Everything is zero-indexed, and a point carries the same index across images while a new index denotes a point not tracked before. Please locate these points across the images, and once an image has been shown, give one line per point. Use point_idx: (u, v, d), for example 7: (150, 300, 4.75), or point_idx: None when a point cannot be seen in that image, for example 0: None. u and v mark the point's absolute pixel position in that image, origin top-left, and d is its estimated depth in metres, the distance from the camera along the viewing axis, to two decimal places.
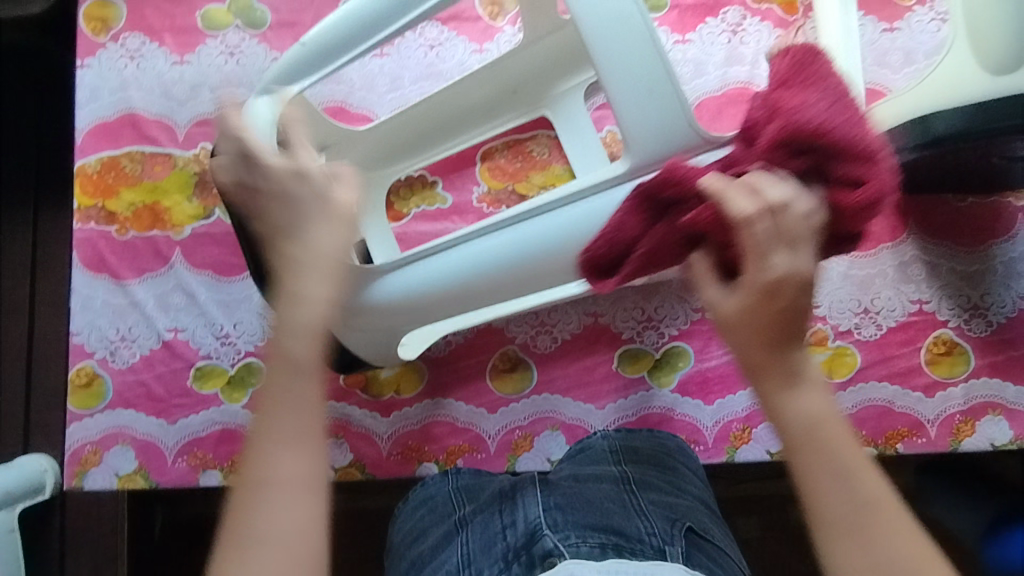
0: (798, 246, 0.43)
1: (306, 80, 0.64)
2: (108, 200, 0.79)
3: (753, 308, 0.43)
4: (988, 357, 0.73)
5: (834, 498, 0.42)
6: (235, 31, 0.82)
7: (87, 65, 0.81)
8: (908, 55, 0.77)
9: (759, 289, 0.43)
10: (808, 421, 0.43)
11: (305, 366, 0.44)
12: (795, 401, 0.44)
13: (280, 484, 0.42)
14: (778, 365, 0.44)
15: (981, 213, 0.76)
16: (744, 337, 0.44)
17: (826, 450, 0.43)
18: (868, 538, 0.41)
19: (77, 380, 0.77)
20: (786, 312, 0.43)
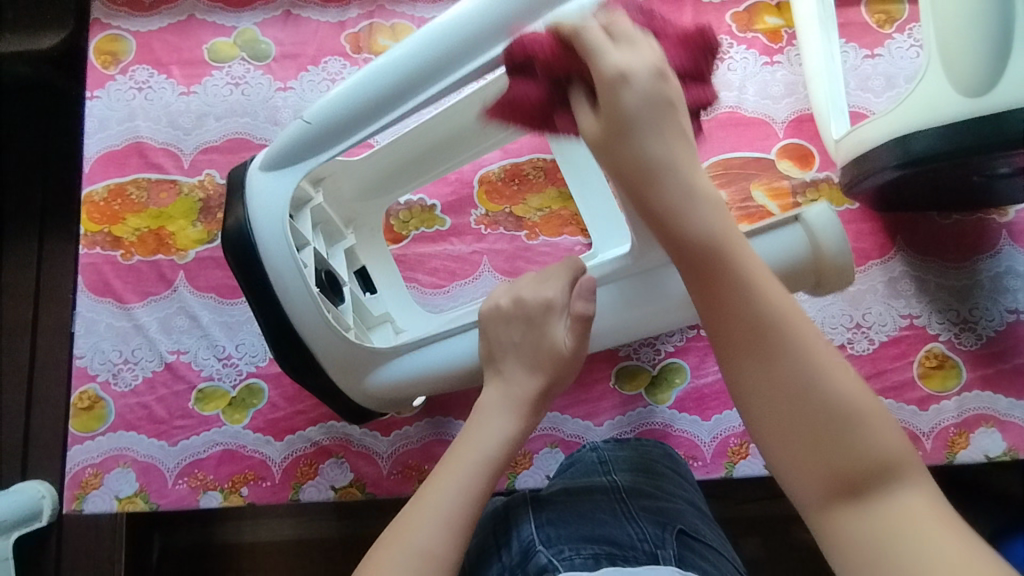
0: (635, 45, 0.45)
1: (312, 158, 0.61)
2: (115, 226, 0.81)
3: (616, 115, 0.45)
4: (979, 370, 0.74)
5: (727, 318, 0.41)
6: (240, 63, 0.85)
7: (96, 96, 0.84)
8: (889, 79, 0.80)
9: (609, 83, 0.44)
10: (702, 245, 0.42)
11: (499, 432, 0.52)
12: (692, 220, 0.43)
13: (439, 514, 0.46)
14: (655, 179, 0.44)
15: (965, 230, 0.78)
16: (622, 157, 0.45)
17: (732, 262, 0.42)
18: (774, 347, 0.40)
19: (80, 403, 0.77)
20: (635, 110, 0.44)
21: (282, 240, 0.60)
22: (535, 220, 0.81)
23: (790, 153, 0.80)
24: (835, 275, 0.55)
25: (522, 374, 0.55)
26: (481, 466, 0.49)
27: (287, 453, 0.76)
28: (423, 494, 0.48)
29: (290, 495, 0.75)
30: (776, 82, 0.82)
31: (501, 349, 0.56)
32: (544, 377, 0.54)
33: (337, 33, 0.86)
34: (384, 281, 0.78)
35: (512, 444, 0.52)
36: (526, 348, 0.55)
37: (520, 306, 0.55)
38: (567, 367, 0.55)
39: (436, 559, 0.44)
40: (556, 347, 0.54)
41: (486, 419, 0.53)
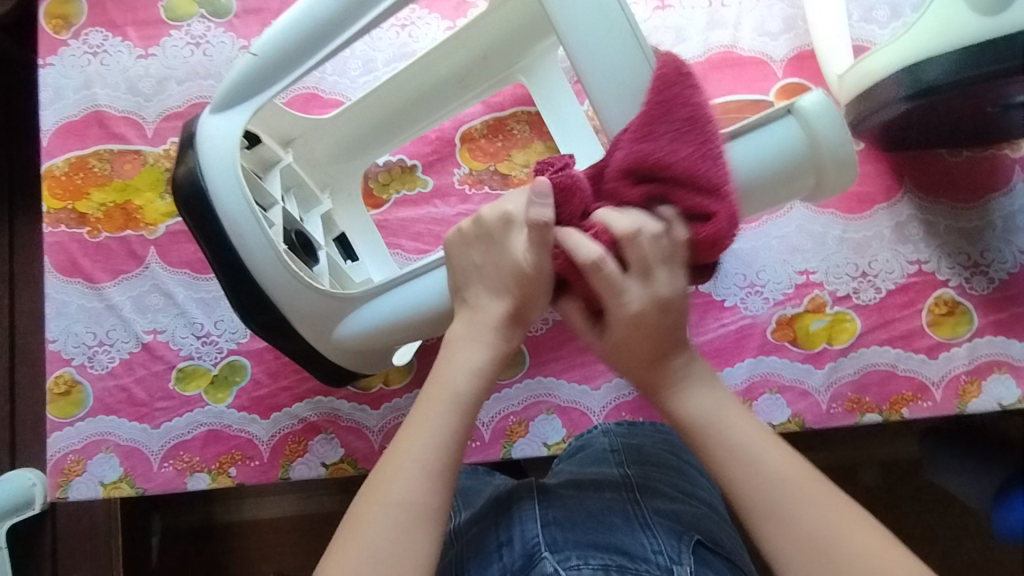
0: (652, 273, 0.47)
1: (264, 93, 0.57)
2: (78, 202, 0.77)
3: (634, 328, 0.47)
4: (991, 316, 0.71)
5: (734, 478, 0.45)
6: (199, 21, 0.79)
7: (50, 64, 0.79)
8: (894, 9, 0.75)
9: (626, 324, 0.47)
10: (696, 417, 0.47)
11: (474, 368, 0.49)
12: (689, 401, 0.48)
13: (419, 466, 0.45)
14: (667, 378, 0.49)
15: (976, 168, 0.74)
16: (629, 358, 0.49)
17: (725, 436, 0.46)
18: (776, 504, 0.43)
19: (56, 389, 0.74)
20: (653, 329, 0.47)
21: (236, 188, 0.57)
22: (521, 177, 0.77)
23: (791, 94, 0.75)
24: (836, 173, 0.54)
25: (490, 299, 0.51)
26: (453, 410, 0.47)
27: (275, 431, 0.73)
28: (400, 445, 0.46)
29: (280, 473, 0.73)
30: (772, 18, 0.77)
31: (467, 277, 0.53)
32: (510, 298, 0.50)
33: None
34: (366, 248, 0.74)
35: (484, 376, 0.49)
36: (489, 271, 0.51)
37: (478, 225, 0.52)
38: (535, 286, 0.49)
39: (417, 506, 0.44)
40: (517, 263, 0.49)
41: (454, 351, 0.50)
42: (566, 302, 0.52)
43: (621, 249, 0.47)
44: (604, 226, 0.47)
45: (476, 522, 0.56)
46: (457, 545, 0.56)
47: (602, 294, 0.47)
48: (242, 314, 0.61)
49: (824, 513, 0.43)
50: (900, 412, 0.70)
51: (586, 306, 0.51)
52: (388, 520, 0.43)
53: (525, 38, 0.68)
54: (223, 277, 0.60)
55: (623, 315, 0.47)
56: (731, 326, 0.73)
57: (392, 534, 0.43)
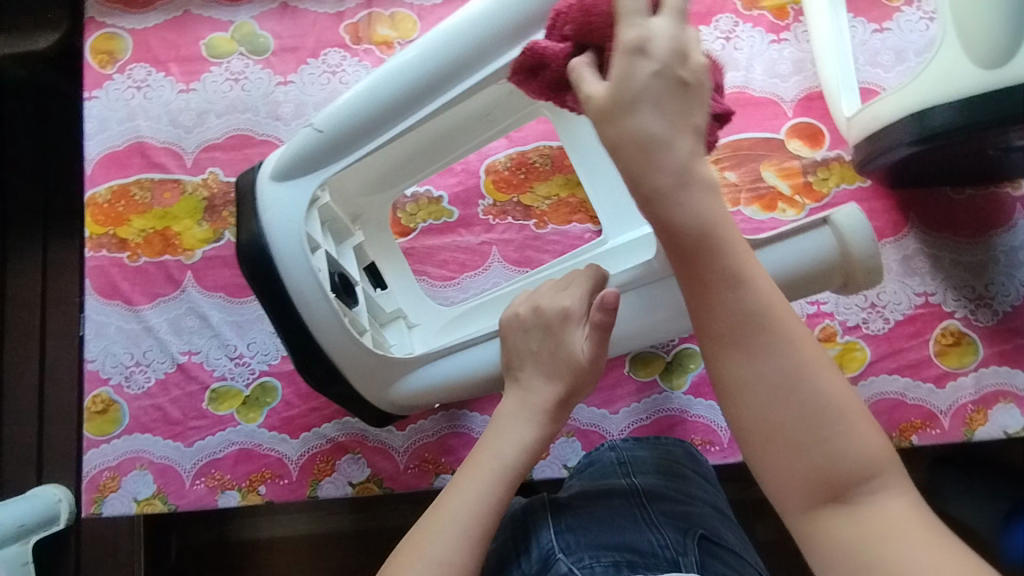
0: (672, 23, 0.42)
1: (325, 172, 0.60)
2: (119, 228, 0.80)
3: (632, 84, 0.41)
4: (995, 347, 0.74)
5: (715, 304, 0.41)
6: (239, 58, 0.84)
7: (95, 97, 0.83)
8: (899, 54, 0.79)
9: (631, 56, 0.41)
10: (693, 227, 0.41)
11: (521, 443, 0.52)
12: (698, 202, 0.41)
13: (462, 529, 0.47)
14: (668, 163, 0.41)
15: (979, 205, 0.77)
16: (627, 120, 0.42)
17: (722, 252, 0.41)
18: (751, 341, 0.40)
19: (94, 407, 0.77)
20: (662, 86, 0.41)
21: (301, 256, 0.59)
22: (543, 209, 0.80)
23: (801, 132, 0.79)
24: (864, 276, 0.55)
25: (541, 383, 0.54)
26: (498, 479, 0.49)
27: (303, 450, 0.76)
28: (442, 506, 0.48)
29: (308, 492, 0.75)
30: (784, 60, 0.80)
31: (519, 357, 0.56)
32: (562, 383, 0.54)
33: (336, 24, 0.84)
34: (394, 276, 0.77)
35: (533, 452, 0.52)
36: (544, 358, 0.54)
37: (536, 314, 0.55)
38: (585, 374, 0.54)
39: (456, 567, 0.45)
40: (573, 351, 0.53)
41: (504, 427, 0.53)
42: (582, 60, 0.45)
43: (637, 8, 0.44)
44: None
45: (493, 537, 0.58)
46: None
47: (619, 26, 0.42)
48: (298, 365, 0.63)
49: (786, 351, 0.40)
50: (909, 439, 0.72)
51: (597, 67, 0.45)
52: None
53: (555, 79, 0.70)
54: (283, 332, 0.62)
55: (622, 47, 0.42)
56: None
57: None
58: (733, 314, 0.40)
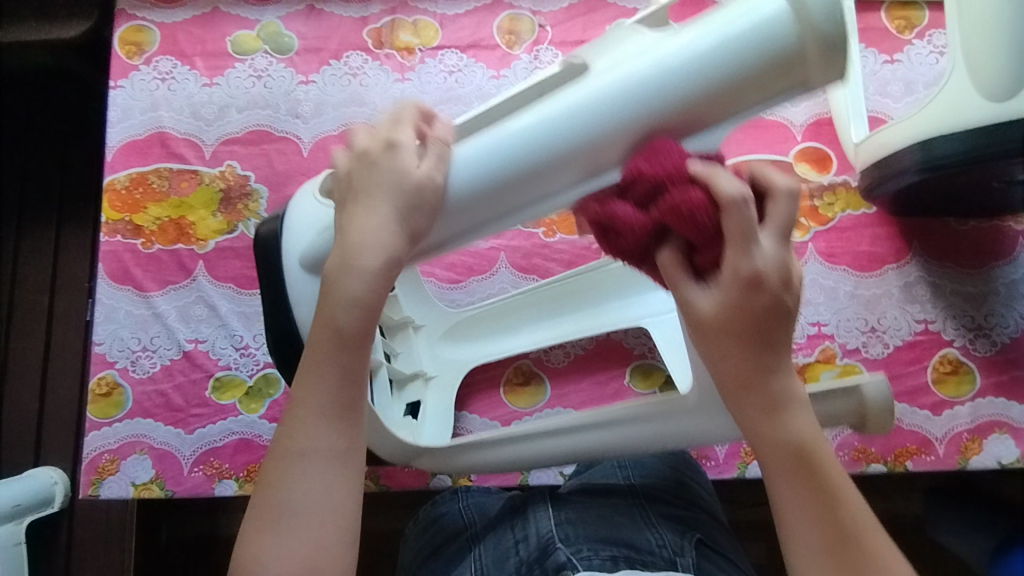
0: (771, 238, 0.41)
1: None
2: (135, 214, 0.82)
3: (740, 304, 0.41)
4: (992, 377, 0.75)
5: (801, 518, 0.42)
6: (263, 56, 0.86)
7: (120, 86, 0.85)
8: (907, 85, 0.81)
9: (742, 279, 0.40)
10: (789, 446, 0.43)
11: (351, 299, 0.46)
12: (795, 420, 0.43)
13: (318, 413, 0.46)
14: (761, 390, 0.43)
15: (981, 236, 0.78)
16: (726, 345, 0.42)
17: (812, 470, 0.43)
18: (844, 559, 0.41)
19: (98, 389, 0.78)
20: (764, 314, 0.41)
21: None
22: (552, 217, 0.82)
23: (809, 156, 0.81)
24: (879, 422, 0.58)
25: (365, 220, 0.47)
26: (337, 354, 0.47)
27: None
28: (298, 394, 0.47)
29: None
30: None
31: (345, 202, 0.49)
32: (393, 216, 0.46)
33: (360, 28, 0.86)
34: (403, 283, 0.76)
35: (365, 306, 0.46)
36: (364, 189, 0.47)
37: (358, 155, 0.49)
38: (420, 203, 0.47)
39: (318, 454, 0.46)
40: (405, 176, 0.46)
41: (332, 285, 0.47)
42: (665, 251, 0.43)
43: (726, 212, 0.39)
44: (717, 183, 0.39)
45: (493, 527, 0.61)
46: (474, 547, 0.59)
47: (729, 238, 0.40)
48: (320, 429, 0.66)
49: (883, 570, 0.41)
50: (904, 464, 0.73)
51: (685, 259, 0.42)
52: (297, 469, 0.45)
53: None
54: None
55: (733, 272, 0.40)
56: None
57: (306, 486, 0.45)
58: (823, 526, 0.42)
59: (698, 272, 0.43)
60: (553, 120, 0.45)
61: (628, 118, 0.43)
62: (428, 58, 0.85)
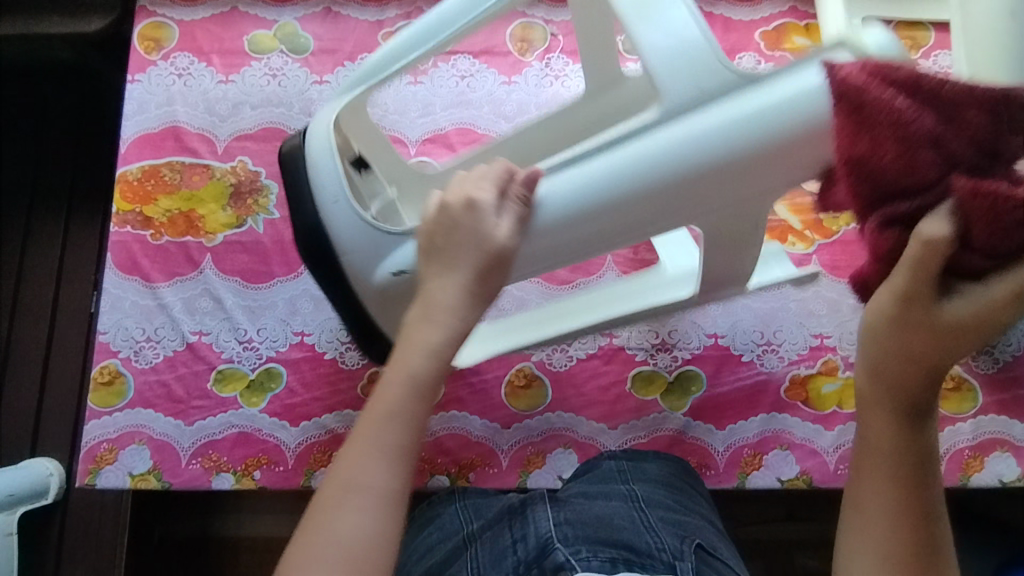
0: None
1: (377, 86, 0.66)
2: (146, 206, 0.83)
3: (992, 309, 0.43)
4: (994, 395, 0.75)
5: (874, 497, 0.52)
6: (279, 55, 0.87)
7: (137, 80, 0.86)
8: None
9: (1016, 292, 0.42)
10: (912, 446, 0.51)
11: (432, 347, 0.50)
12: (879, 425, 0.51)
13: (379, 451, 0.47)
14: (921, 391, 0.49)
15: None
16: (919, 344, 0.46)
17: (932, 472, 0.52)
18: (929, 543, 0.50)
19: (100, 378, 0.78)
20: (986, 332, 0.44)
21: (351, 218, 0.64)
22: None
23: None
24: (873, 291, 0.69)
25: (445, 278, 0.53)
26: (406, 394, 0.49)
27: (302, 439, 0.76)
28: (358, 433, 0.48)
29: (302, 481, 0.75)
30: None
31: (428, 257, 0.56)
32: (459, 271, 0.54)
33: (375, 31, 0.88)
34: None
35: (442, 355, 0.51)
36: (449, 249, 0.54)
37: (444, 213, 0.56)
38: (498, 261, 0.55)
39: (373, 491, 0.46)
40: (490, 237, 0.54)
41: (411, 335, 0.51)
42: (935, 219, 0.42)
43: None
44: None
45: (490, 527, 0.60)
46: (470, 548, 0.59)
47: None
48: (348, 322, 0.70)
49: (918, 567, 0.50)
50: None
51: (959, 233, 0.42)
52: (352, 505, 0.45)
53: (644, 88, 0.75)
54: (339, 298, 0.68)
55: (1012, 288, 0.42)
56: (746, 381, 0.76)
57: (356, 522, 0.45)
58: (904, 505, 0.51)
59: (949, 272, 0.44)
60: (666, 147, 0.53)
61: (717, 155, 0.52)
62: (441, 62, 0.87)
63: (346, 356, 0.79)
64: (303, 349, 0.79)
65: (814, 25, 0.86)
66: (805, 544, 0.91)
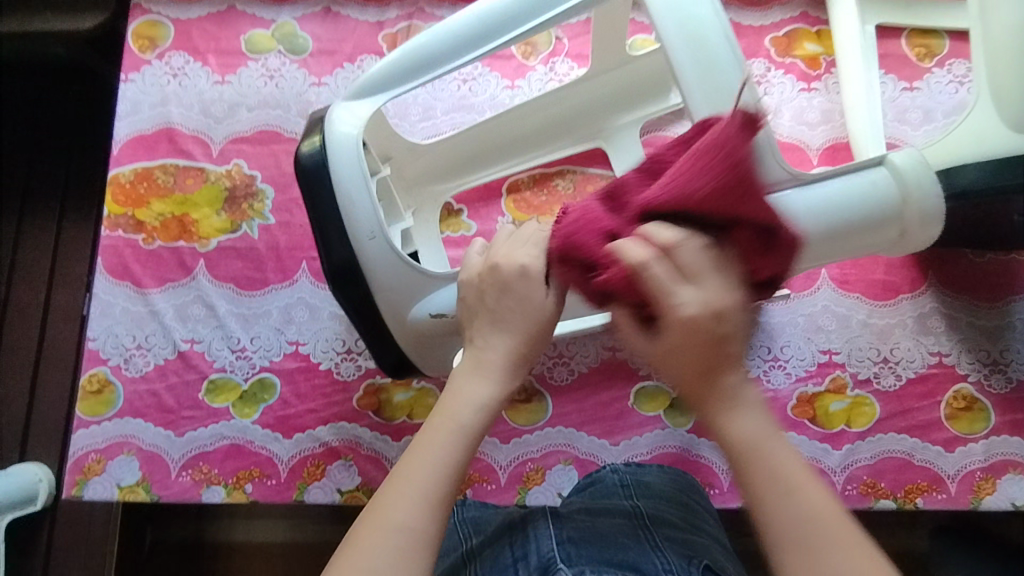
0: (702, 277, 0.43)
1: (393, 91, 0.64)
2: (138, 209, 0.80)
3: (682, 342, 0.42)
4: (1007, 415, 0.72)
5: (780, 522, 0.39)
6: (277, 56, 0.85)
7: (131, 79, 0.84)
8: (927, 113, 0.80)
9: (682, 327, 0.42)
10: (735, 446, 0.42)
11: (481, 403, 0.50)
12: (735, 422, 0.43)
13: (417, 493, 0.45)
14: (711, 395, 0.43)
15: (999, 270, 0.77)
16: (676, 364, 0.43)
17: (774, 470, 0.41)
18: (814, 547, 0.38)
19: (88, 386, 0.76)
20: (712, 336, 0.42)
21: (371, 212, 0.61)
22: None
23: None
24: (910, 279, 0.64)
25: (497, 339, 0.52)
26: (458, 442, 0.48)
27: (295, 452, 0.74)
28: (399, 473, 0.46)
29: (294, 495, 0.73)
30: (813, 109, 0.81)
31: (478, 316, 0.54)
32: (516, 338, 0.52)
33: (375, 32, 0.86)
34: (424, 238, 0.77)
35: (489, 413, 0.50)
36: (502, 310, 0.53)
37: (494, 273, 0.54)
38: (547, 329, 0.53)
39: (414, 535, 0.43)
40: (542, 304, 0.52)
41: (460, 386, 0.51)
42: (615, 308, 0.45)
43: (671, 256, 0.43)
44: (648, 235, 0.45)
45: (490, 544, 0.58)
46: (469, 566, 0.57)
47: (653, 292, 0.43)
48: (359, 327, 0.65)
49: (859, 574, 0.37)
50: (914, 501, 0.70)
51: (636, 314, 0.45)
52: (386, 547, 0.43)
53: (649, 86, 0.79)
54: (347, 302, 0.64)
55: (673, 322, 0.42)
56: None
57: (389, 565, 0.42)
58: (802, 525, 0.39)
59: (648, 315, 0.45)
60: None
61: None
62: None
63: (342, 367, 0.77)
64: (298, 359, 0.77)
65: (826, 31, 0.83)
66: None
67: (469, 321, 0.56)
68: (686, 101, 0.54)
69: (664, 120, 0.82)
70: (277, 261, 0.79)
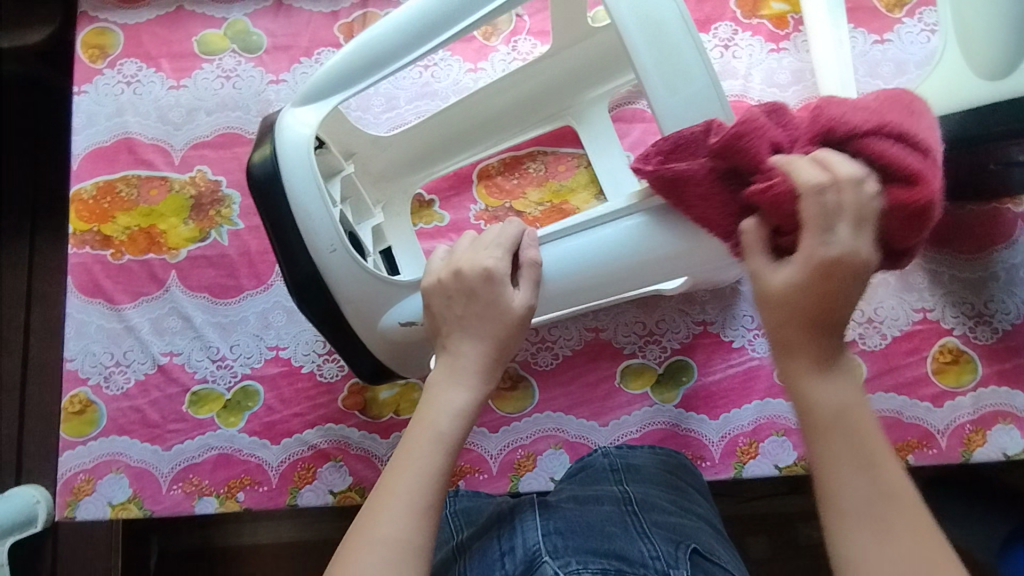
0: (857, 224, 0.45)
1: (336, 96, 0.62)
2: (104, 224, 0.79)
3: (804, 282, 0.45)
4: (995, 365, 0.72)
5: (848, 483, 0.42)
6: (231, 56, 0.83)
7: (84, 91, 0.82)
8: (899, 65, 0.78)
9: (815, 262, 0.45)
10: (820, 410, 0.44)
11: (456, 409, 0.51)
12: (818, 389, 0.45)
13: (403, 503, 0.45)
14: (808, 353, 0.45)
15: (981, 220, 0.76)
16: (786, 312, 0.46)
17: (852, 430, 0.43)
18: (883, 522, 0.41)
19: (71, 408, 0.75)
20: (832, 291, 0.45)
21: (328, 224, 0.59)
22: (536, 214, 0.78)
23: None
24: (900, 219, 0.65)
25: (470, 344, 0.54)
26: (437, 449, 0.48)
27: (284, 457, 0.74)
28: (382, 485, 0.47)
29: (287, 500, 0.73)
30: (783, 70, 0.79)
31: (446, 323, 0.56)
32: (489, 342, 0.54)
33: (330, 23, 0.83)
34: (396, 233, 0.76)
35: (468, 416, 0.52)
36: (470, 317, 0.55)
37: (458, 280, 0.55)
38: (518, 328, 0.55)
39: (401, 546, 0.44)
40: (510, 308, 0.55)
41: (438, 394, 0.52)
42: (751, 222, 0.49)
43: (844, 189, 0.45)
44: (830, 163, 0.46)
45: (479, 537, 0.58)
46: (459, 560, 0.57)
47: (810, 223, 0.45)
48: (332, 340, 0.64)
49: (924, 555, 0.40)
50: (906, 458, 0.70)
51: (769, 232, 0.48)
52: (377, 561, 0.43)
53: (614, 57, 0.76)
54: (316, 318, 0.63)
55: (810, 254, 0.45)
56: (738, 367, 0.74)
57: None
58: (865, 495, 0.42)
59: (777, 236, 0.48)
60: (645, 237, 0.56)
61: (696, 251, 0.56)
62: None
63: (324, 368, 0.76)
64: (279, 363, 0.76)
65: None
66: (807, 518, 0.90)
67: (440, 328, 0.56)
68: (641, 78, 0.52)
69: (633, 92, 0.80)
70: (250, 266, 0.78)
